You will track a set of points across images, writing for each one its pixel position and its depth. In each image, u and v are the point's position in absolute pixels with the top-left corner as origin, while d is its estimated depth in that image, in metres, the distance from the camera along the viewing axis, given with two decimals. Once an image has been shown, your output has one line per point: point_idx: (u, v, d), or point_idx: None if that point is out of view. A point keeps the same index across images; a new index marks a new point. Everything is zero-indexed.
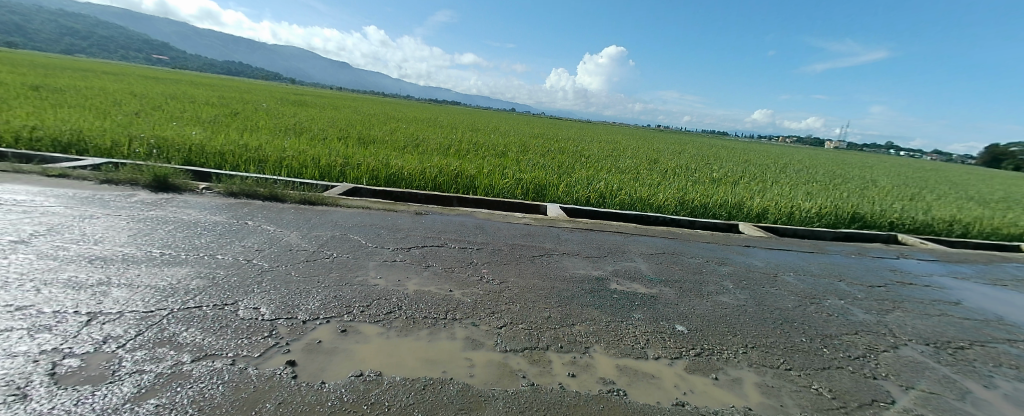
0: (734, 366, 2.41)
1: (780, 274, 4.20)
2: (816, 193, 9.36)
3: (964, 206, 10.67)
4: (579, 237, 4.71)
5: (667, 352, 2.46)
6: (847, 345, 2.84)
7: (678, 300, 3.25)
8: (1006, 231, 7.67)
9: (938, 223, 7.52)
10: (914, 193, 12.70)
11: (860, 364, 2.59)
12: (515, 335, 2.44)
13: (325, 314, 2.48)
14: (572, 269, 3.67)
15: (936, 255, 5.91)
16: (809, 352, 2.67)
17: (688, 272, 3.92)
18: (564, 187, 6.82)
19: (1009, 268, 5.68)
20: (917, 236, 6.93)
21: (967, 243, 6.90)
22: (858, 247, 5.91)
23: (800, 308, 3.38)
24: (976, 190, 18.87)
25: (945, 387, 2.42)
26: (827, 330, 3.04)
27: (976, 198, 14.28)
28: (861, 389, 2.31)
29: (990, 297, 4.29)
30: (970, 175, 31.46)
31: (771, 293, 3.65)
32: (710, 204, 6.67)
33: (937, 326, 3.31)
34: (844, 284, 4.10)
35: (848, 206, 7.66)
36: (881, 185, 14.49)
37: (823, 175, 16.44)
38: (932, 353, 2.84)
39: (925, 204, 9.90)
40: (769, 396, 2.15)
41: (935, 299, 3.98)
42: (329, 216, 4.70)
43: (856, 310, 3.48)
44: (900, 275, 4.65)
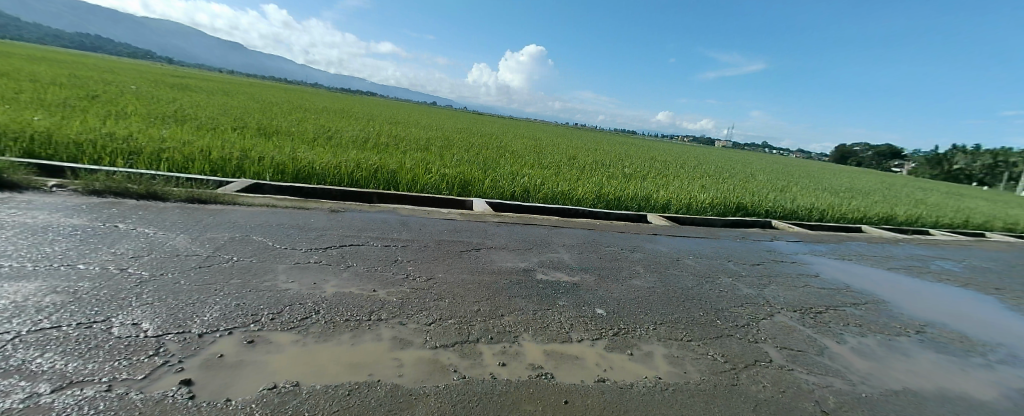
0: (647, 341, 2.65)
1: (682, 258, 4.68)
2: (710, 186, 10.60)
3: (820, 196, 12.92)
4: (504, 230, 4.78)
5: (590, 334, 2.63)
6: (736, 316, 3.27)
7: (598, 285, 3.48)
8: (848, 215, 9.41)
9: (803, 210, 8.97)
10: (784, 186, 14.96)
11: (747, 331, 3.01)
12: (444, 331, 2.40)
13: (227, 325, 2.21)
14: (500, 262, 3.72)
15: (799, 236, 7.07)
16: (708, 325, 3.02)
17: (606, 260, 4.20)
18: (488, 182, 6.87)
19: (851, 245, 6.97)
20: (787, 221, 8.20)
21: (823, 226, 8.32)
22: (743, 232, 6.82)
23: (699, 287, 3.81)
24: (832, 182, 22.84)
25: (809, 345, 2.92)
26: (720, 304, 3.46)
27: (829, 189, 17.32)
28: (747, 352, 2.70)
29: (839, 269, 5.23)
30: (824, 170, 37.81)
31: (675, 274, 4.06)
32: (623, 197, 7.20)
33: (802, 295, 3.97)
34: (733, 264, 4.72)
35: (734, 197, 8.78)
36: (761, 179, 16.85)
37: (716, 170, 18.71)
38: (800, 318, 3.40)
39: (792, 195, 11.75)
40: (675, 366, 2.43)
41: (800, 273, 4.75)
42: (226, 216, 4.19)
43: (742, 285, 4.02)
44: (774, 255, 5.47)
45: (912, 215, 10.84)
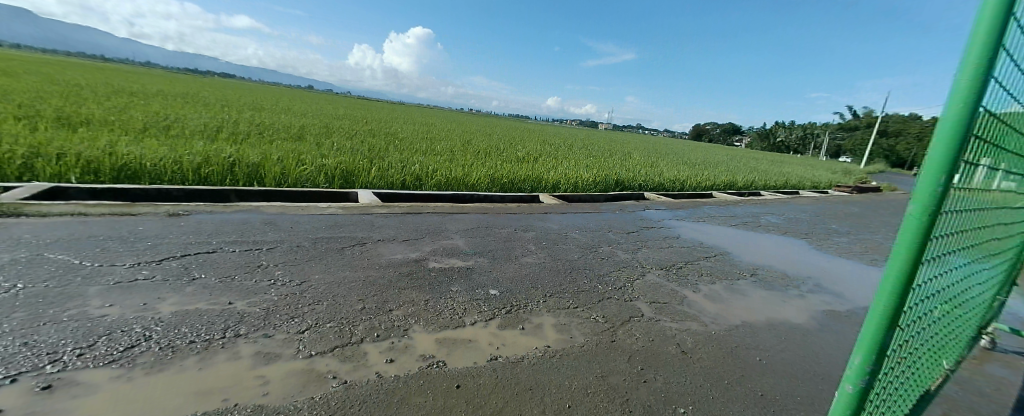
0: (538, 314, 2.76)
1: (569, 232, 4.98)
2: (593, 165, 11.48)
3: (682, 169, 14.91)
4: (393, 221, 4.54)
5: (483, 315, 2.63)
6: (616, 279, 3.59)
7: (490, 266, 3.52)
8: (702, 183, 11.03)
9: (669, 181, 10.23)
10: (654, 162, 16.93)
11: (624, 292, 3.33)
12: (322, 336, 2.18)
13: (7, 373, 1.70)
14: (388, 255, 3.52)
15: (666, 205, 8.06)
16: (592, 291, 3.26)
17: (498, 241, 4.26)
18: (374, 171, 6.44)
19: (705, 209, 8.17)
20: (656, 192, 9.28)
21: (684, 194, 9.62)
22: (622, 204, 7.53)
23: (584, 257, 4.09)
24: (691, 157, 26.50)
25: (674, 297, 3.35)
26: (602, 271, 3.77)
27: (689, 162, 20.08)
28: (624, 311, 2.99)
29: (697, 230, 6.09)
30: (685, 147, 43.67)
31: (563, 249, 4.30)
32: (515, 179, 7.39)
33: (668, 255, 4.53)
34: (613, 234, 5.18)
35: (613, 173, 9.64)
36: (636, 157, 18.81)
37: (599, 151, 20.35)
38: (667, 275, 3.87)
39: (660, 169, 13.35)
40: (563, 333, 2.58)
41: (667, 236, 5.41)
42: (10, 232, 3.23)
43: (621, 252, 4.43)
44: (647, 222, 6.15)
45: (747, 180, 13.13)
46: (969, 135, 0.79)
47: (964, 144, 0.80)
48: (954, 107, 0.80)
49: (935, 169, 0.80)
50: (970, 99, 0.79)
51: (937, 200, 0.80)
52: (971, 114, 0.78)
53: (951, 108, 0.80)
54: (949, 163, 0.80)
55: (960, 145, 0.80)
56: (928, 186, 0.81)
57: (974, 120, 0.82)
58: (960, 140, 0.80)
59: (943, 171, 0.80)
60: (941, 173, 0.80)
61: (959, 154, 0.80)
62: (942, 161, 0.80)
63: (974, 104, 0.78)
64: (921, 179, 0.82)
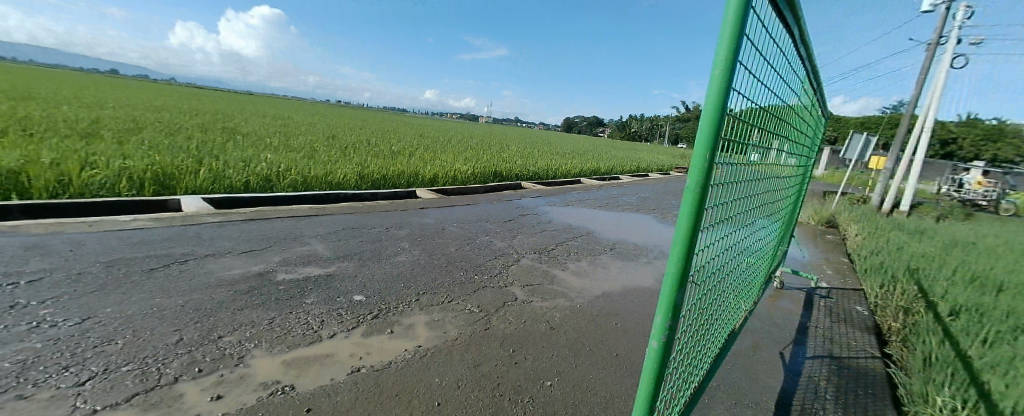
0: (408, 314, 2.63)
1: (445, 226, 4.91)
2: (470, 158, 11.54)
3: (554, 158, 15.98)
4: (235, 231, 3.89)
5: (345, 326, 2.40)
6: (491, 268, 3.63)
7: (356, 270, 3.24)
8: (571, 171, 11.96)
9: (542, 170, 10.85)
10: (529, 153, 17.82)
11: (499, 279, 3.39)
12: (114, 384, 1.72)
13: None
14: (224, 271, 2.99)
15: (540, 192, 8.53)
16: (467, 283, 3.24)
17: (366, 242, 3.97)
18: (209, 171, 5.36)
19: (574, 194, 8.88)
20: (530, 181, 9.76)
21: (556, 182, 10.31)
22: (499, 195, 7.72)
23: (459, 250, 4.06)
24: (563, 147, 28.64)
25: (545, 278, 3.53)
26: (478, 261, 3.79)
27: (560, 153, 21.64)
28: (498, 298, 3.04)
29: (566, 213, 6.56)
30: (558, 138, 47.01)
31: (438, 243, 4.20)
32: (387, 175, 6.97)
33: (541, 239, 4.77)
34: (490, 224, 5.26)
35: (490, 165, 9.82)
36: (513, 149, 19.55)
37: (478, 143, 20.61)
38: (539, 258, 4.07)
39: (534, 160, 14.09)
40: (436, 329, 2.50)
41: (540, 222, 5.70)
42: None
43: (497, 241, 4.52)
44: (522, 210, 6.41)
45: (609, 167, 14.68)
46: (724, 116, 0.88)
47: (721, 123, 0.88)
48: (714, 90, 0.87)
49: (702, 148, 0.88)
50: (723, 82, 0.87)
51: (704, 176, 0.89)
52: (725, 97, 0.87)
53: (712, 89, 0.87)
54: (713, 140, 0.88)
55: (719, 125, 0.88)
56: (698, 163, 0.89)
57: (729, 100, 0.91)
58: (719, 120, 0.88)
59: (707, 150, 0.88)
60: (706, 152, 0.89)
61: (719, 133, 0.88)
62: (707, 140, 0.88)
63: (727, 86, 0.87)
64: (694, 157, 0.89)
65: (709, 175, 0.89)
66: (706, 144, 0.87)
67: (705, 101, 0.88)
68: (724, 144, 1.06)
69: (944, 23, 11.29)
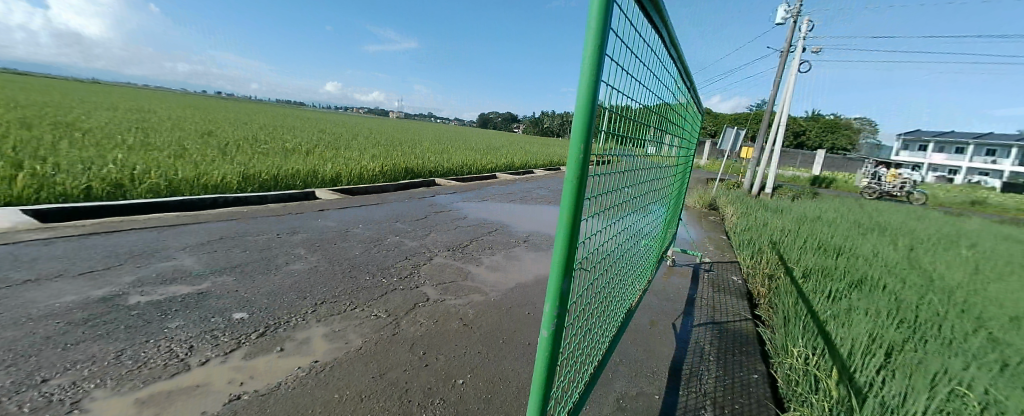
0: (303, 327, 2.40)
1: (349, 228, 4.58)
2: (379, 155, 10.97)
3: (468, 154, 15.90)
4: (74, 249, 3.20)
5: (223, 349, 2.11)
6: (400, 269, 3.47)
7: (239, 284, 2.87)
8: (486, 166, 12.00)
9: (455, 166, 10.70)
10: (444, 149, 17.51)
11: (408, 280, 3.25)
12: None
13: None
14: (55, 298, 2.43)
15: (453, 188, 8.41)
16: (373, 287, 3.05)
17: (253, 252, 3.54)
18: (35, 177, 4.34)
19: (489, 189, 8.92)
20: (444, 177, 9.58)
21: (471, 177, 10.27)
22: (410, 192, 7.45)
23: (364, 252, 3.81)
24: (478, 143, 28.67)
25: (457, 275, 3.47)
26: (385, 262, 3.59)
27: (476, 148, 21.61)
28: (407, 300, 2.91)
29: (480, 208, 6.55)
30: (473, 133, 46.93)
31: (340, 247, 3.91)
32: (281, 175, 6.31)
33: (453, 236, 4.69)
34: (400, 223, 5.04)
35: (401, 162, 9.42)
36: (426, 145, 19.05)
37: (389, 140, 19.72)
38: (451, 255, 3.99)
39: (448, 155, 13.87)
40: (335, 340, 2.31)
41: (453, 218, 5.61)
42: None
43: (407, 240, 4.34)
44: (434, 207, 6.26)
45: (523, 161, 15.03)
46: (596, 106, 0.89)
47: (594, 113, 0.89)
48: (585, 80, 0.88)
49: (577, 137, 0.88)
50: (593, 71, 0.87)
51: (581, 165, 0.89)
52: (596, 87, 0.88)
53: (583, 78, 0.88)
54: (587, 130, 0.89)
55: (592, 115, 0.89)
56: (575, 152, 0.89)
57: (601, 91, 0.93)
58: (592, 109, 0.89)
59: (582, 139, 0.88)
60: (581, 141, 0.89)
61: (593, 122, 0.89)
62: (582, 130, 0.88)
63: (597, 75, 0.88)
64: (571, 146, 0.89)
65: (586, 165, 0.90)
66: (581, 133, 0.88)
67: (577, 91, 0.88)
68: (601, 135, 1.09)
69: (792, 34, 13.43)
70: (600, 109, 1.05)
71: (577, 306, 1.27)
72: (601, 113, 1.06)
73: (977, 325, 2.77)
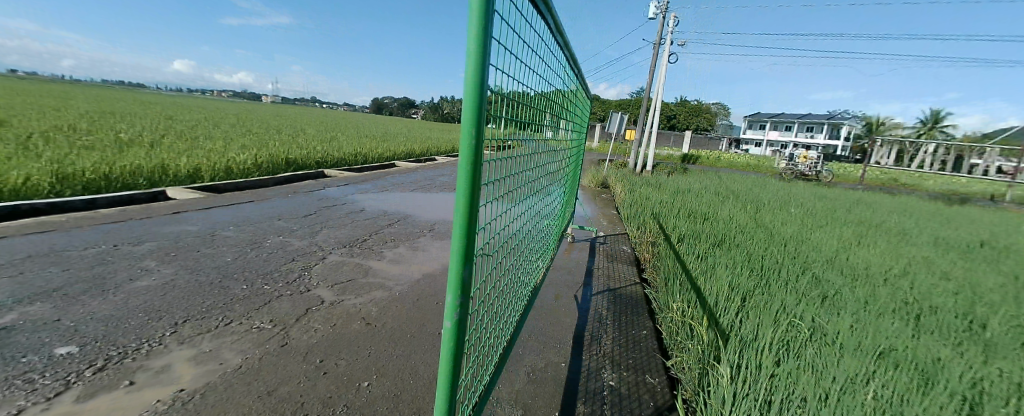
0: (162, 353, 2.00)
1: (218, 232, 3.95)
2: (252, 146, 9.64)
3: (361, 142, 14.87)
4: None
5: (41, 395, 1.65)
6: (286, 272, 3.10)
7: (61, 313, 2.28)
8: (382, 154, 11.34)
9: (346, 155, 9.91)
10: (333, 137, 16.10)
11: (297, 284, 2.92)
12: None
13: None
14: None
15: (346, 180, 7.78)
16: (253, 296, 2.68)
17: (80, 270, 2.84)
18: None
19: (386, 179, 8.46)
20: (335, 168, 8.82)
21: (365, 167, 9.62)
22: (294, 187, 6.70)
23: (239, 258, 3.32)
24: (372, 130, 26.96)
25: (356, 272, 3.22)
26: (267, 267, 3.18)
27: (370, 135, 20.30)
28: (297, 305, 2.61)
29: (377, 199, 6.17)
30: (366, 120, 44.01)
31: (207, 254, 3.34)
32: (118, 173, 5.16)
33: (348, 230, 4.34)
34: (283, 221, 4.50)
35: (280, 152, 8.40)
36: (312, 133, 17.31)
37: (265, 128, 17.47)
38: (347, 251, 3.69)
39: (338, 144, 12.79)
40: (207, 362, 1.97)
41: (347, 212, 5.19)
42: None
43: (293, 240, 3.89)
44: (325, 201, 5.72)
45: (422, 148, 14.54)
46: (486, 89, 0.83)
47: (485, 96, 0.82)
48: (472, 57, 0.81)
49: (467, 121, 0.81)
50: (482, 39, 0.79)
51: (474, 150, 0.82)
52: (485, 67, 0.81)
53: (471, 46, 0.79)
54: (478, 113, 0.82)
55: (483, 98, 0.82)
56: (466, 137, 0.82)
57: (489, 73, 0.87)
58: (481, 92, 0.82)
59: (473, 123, 0.81)
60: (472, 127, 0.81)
61: (484, 105, 0.82)
62: (472, 112, 0.81)
63: (486, 44, 0.80)
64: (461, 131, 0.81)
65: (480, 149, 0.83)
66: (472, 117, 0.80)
67: (466, 60, 0.80)
68: (494, 121, 1.04)
69: (662, 28, 15.01)
70: (492, 92, 0.99)
71: (481, 295, 1.22)
72: (495, 98, 1.00)
73: (805, 268, 3.43)
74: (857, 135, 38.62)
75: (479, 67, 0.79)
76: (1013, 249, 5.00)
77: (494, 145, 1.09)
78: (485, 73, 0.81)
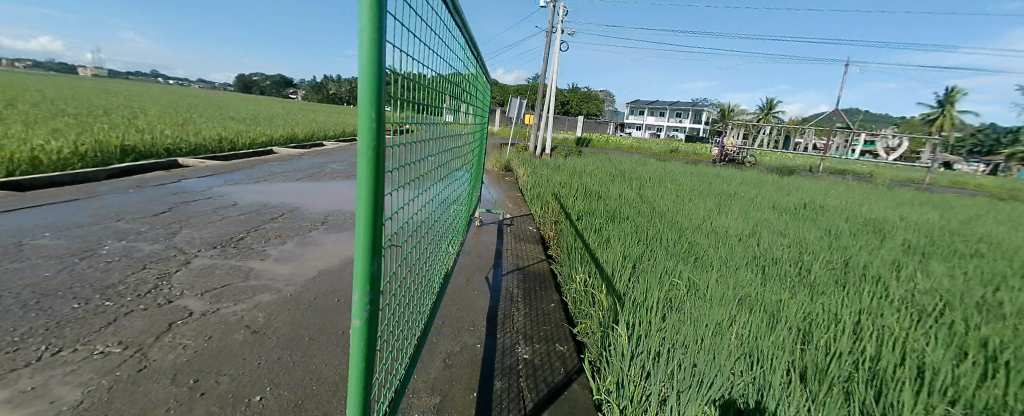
0: None
1: (27, 241, 3.09)
2: (70, 131, 7.69)
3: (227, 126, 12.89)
4: None
5: None
6: (137, 284, 2.55)
7: None
8: (255, 140, 9.98)
9: (209, 141, 8.49)
10: (187, 120, 13.66)
11: (155, 296, 2.43)
12: None
13: None
14: None
15: (212, 171, 6.69)
16: (91, 316, 2.16)
17: None
18: None
19: (263, 168, 7.49)
20: (196, 157, 7.52)
21: (235, 156, 8.39)
22: (139, 180, 5.54)
23: (65, 271, 2.64)
24: (242, 112, 23.55)
25: (234, 275, 2.81)
26: (108, 280, 2.58)
27: (237, 118, 17.69)
28: (157, 321, 2.18)
29: (254, 192, 5.43)
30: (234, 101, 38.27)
31: (11, 271, 2.59)
32: None
33: (220, 229, 3.75)
34: (127, 223, 3.70)
35: (115, 138, 6.85)
36: (158, 115, 14.45)
37: (89, 109, 14.07)
38: (220, 252, 3.19)
39: (196, 128, 10.90)
40: (28, 404, 1.54)
41: (216, 207, 4.48)
42: None
43: (143, 244, 3.22)
44: (184, 196, 4.85)
45: (305, 133, 13.17)
46: (386, 64, 0.69)
47: (385, 71, 0.69)
48: (366, 23, 0.66)
49: (366, 102, 0.66)
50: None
51: (377, 137, 0.68)
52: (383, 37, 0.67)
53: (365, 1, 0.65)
54: (378, 92, 0.68)
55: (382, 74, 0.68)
56: (365, 121, 0.67)
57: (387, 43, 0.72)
58: (380, 66, 0.67)
59: (373, 105, 0.67)
60: (372, 108, 0.67)
61: (385, 82, 0.68)
62: (371, 91, 0.67)
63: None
64: (358, 114, 0.67)
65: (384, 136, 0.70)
66: (371, 97, 0.66)
67: (359, 21, 0.65)
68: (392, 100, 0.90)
69: (552, 17, 15.66)
70: (390, 66, 0.84)
71: (389, 292, 1.10)
72: (392, 73, 0.86)
73: (680, 234, 3.92)
74: (714, 120, 45.21)
75: (377, 35, 0.65)
76: (821, 208, 6.37)
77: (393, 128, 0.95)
78: (383, 44, 0.66)
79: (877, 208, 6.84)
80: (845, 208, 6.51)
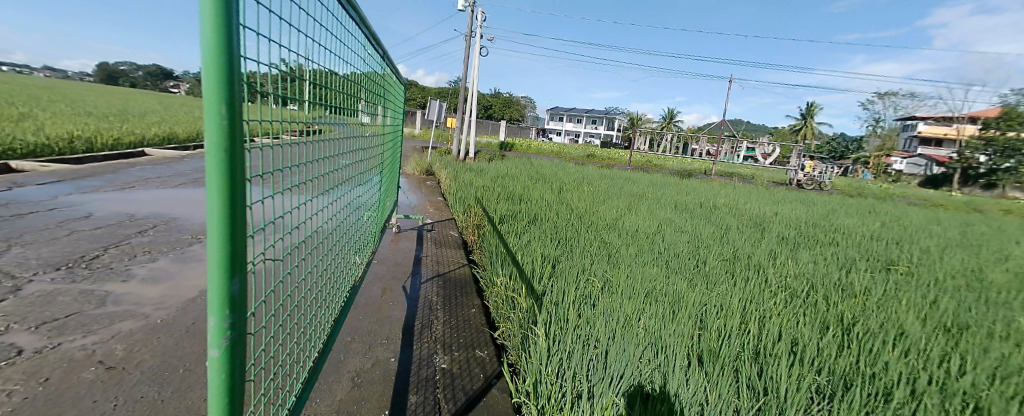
0: None
1: None
2: None
3: (83, 122, 10.85)
4: None
5: None
6: None
7: None
8: (122, 141, 8.52)
9: (58, 141, 7.05)
10: (23, 114, 11.22)
11: None
12: None
13: None
14: None
15: (60, 177, 5.53)
16: None
17: None
18: None
19: (131, 173, 6.40)
20: (35, 160, 6.18)
21: (92, 159, 7.06)
22: None
23: None
24: (106, 107, 20.02)
25: (84, 302, 2.32)
26: None
27: (98, 113, 14.97)
28: None
29: (117, 201, 4.61)
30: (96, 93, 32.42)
31: None
32: None
33: (68, 246, 3.10)
34: None
35: None
36: None
37: None
38: (66, 275, 2.62)
39: (36, 125, 8.98)
40: None
41: (63, 220, 3.70)
42: None
43: None
44: (16, 208, 3.95)
45: (189, 134, 11.59)
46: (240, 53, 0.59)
47: (238, 63, 0.58)
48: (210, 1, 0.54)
49: (213, 98, 0.55)
50: None
51: (231, 139, 0.57)
52: (234, 21, 0.56)
53: None
54: (230, 89, 0.58)
55: (236, 64, 0.57)
56: (213, 122, 0.56)
57: (243, 29, 0.61)
58: (232, 56, 0.57)
59: (224, 101, 0.56)
60: (222, 104, 0.56)
61: (237, 77, 0.58)
62: (219, 87, 0.56)
63: None
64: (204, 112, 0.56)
65: (241, 141, 0.59)
66: (220, 92, 0.56)
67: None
68: (271, 95, 0.78)
69: (471, 22, 15.69)
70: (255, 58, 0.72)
71: (269, 313, 0.96)
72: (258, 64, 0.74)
73: (595, 234, 4.11)
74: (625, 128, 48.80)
75: (224, 19, 0.54)
76: (714, 207, 7.16)
77: (268, 126, 0.83)
78: (233, 29, 0.56)
79: (758, 206, 7.86)
80: (734, 207, 7.39)
